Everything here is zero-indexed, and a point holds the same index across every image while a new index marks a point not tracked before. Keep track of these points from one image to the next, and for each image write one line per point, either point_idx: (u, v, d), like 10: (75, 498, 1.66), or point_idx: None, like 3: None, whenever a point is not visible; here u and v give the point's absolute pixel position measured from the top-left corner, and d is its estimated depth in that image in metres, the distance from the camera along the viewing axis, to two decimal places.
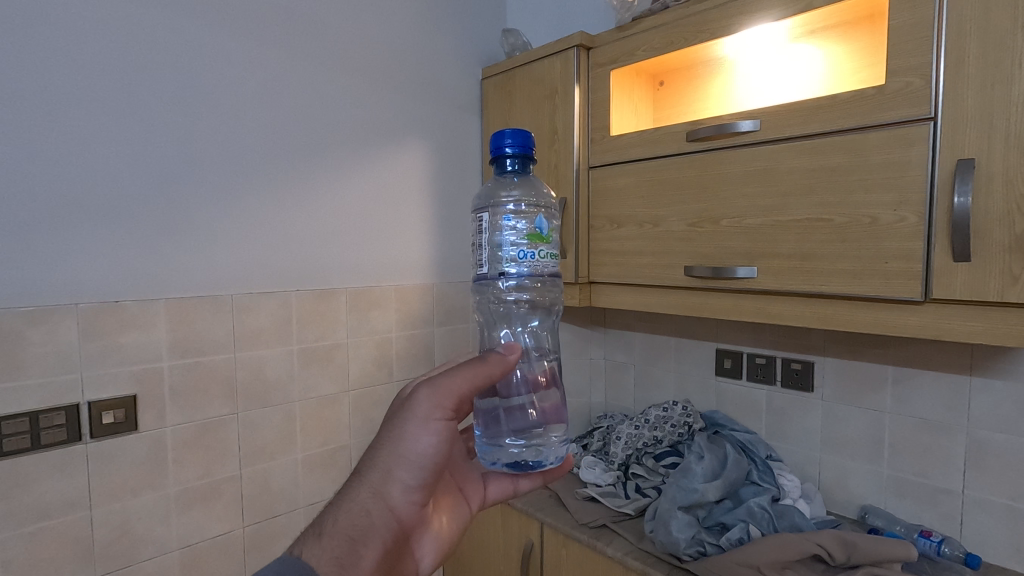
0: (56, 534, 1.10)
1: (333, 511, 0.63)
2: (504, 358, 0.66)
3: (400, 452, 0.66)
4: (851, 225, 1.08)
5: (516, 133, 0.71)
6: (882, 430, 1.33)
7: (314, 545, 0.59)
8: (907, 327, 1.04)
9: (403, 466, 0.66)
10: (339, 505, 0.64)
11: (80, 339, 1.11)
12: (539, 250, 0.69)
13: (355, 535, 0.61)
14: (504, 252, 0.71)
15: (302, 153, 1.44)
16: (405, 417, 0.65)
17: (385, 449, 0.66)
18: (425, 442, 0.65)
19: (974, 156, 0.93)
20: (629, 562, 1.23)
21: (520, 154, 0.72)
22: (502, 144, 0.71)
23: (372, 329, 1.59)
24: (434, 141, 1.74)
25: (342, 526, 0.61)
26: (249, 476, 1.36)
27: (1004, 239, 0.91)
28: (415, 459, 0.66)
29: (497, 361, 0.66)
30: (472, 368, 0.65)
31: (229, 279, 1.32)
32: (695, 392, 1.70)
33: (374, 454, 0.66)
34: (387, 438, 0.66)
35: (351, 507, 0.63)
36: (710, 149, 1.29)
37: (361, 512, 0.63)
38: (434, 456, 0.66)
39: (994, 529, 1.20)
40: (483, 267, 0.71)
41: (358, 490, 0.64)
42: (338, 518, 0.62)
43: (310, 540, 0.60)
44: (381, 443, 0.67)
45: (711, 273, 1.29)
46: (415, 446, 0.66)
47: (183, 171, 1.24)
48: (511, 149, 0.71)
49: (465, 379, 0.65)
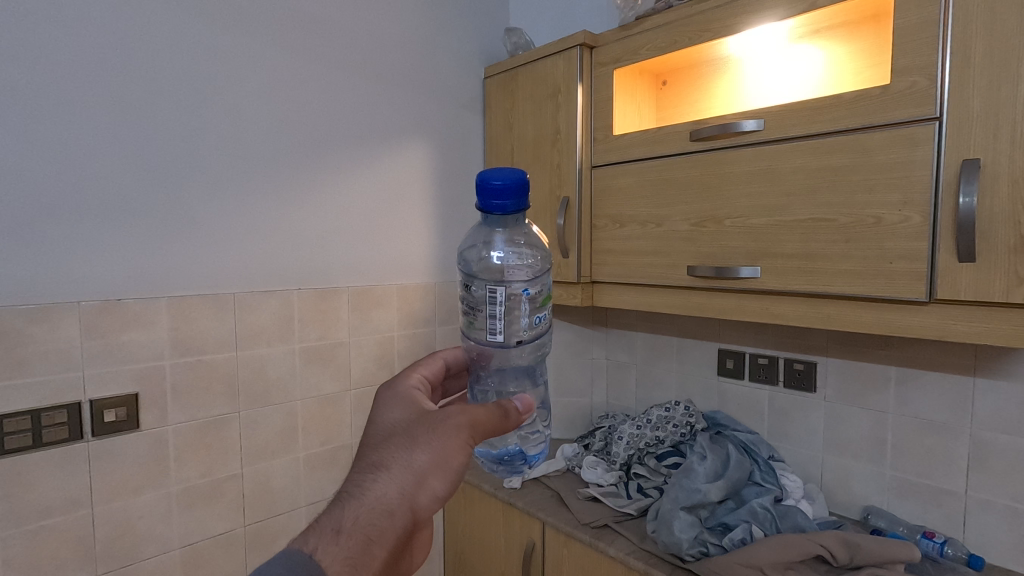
0: (57, 532, 1.10)
1: (351, 508, 0.58)
2: (522, 413, 0.68)
3: (435, 461, 0.62)
4: (855, 225, 1.08)
5: (507, 195, 0.69)
6: (884, 431, 1.33)
7: (332, 545, 0.54)
8: (911, 327, 1.03)
9: (435, 476, 0.62)
10: (362, 502, 0.58)
11: (82, 337, 1.11)
12: (548, 313, 0.73)
13: (379, 544, 0.57)
14: (522, 319, 0.70)
15: (304, 151, 1.43)
16: (444, 429, 0.63)
17: (419, 454, 0.62)
18: (458, 460, 0.64)
19: (979, 156, 0.93)
20: (631, 562, 1.22)
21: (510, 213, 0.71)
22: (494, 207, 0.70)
23: (373, 328, 1.58)
24: (436, 140, 1.73)
25: (367, 530, 0.57)
26: (250, 475, 1.36)
27: (1009, 239, 0.90)
28: (447, 471, 0.63)
29: (518, 415, 0.68)
30: (501, 411, 0.67)
31: (231, 278, 1.32)
32: (696, 392, 1.70)
33: (406, 455, 0.62)
34: (423, 444, 0.63)
35: (378, 510, 0.58)
36: (713, 149, 1.29)
37: (384, 516, 0.58)
38: (463, 472, 0.64)
39: (997, 530, 1.20)
40: (501, 335, 0.69)
41: (384, 489, 0.60)
42: (361, 518, 0.57)
43: (329, 541, 0.55)
44: (414, 445, 0.63)
45: (714, 272, 1.29)
46: (450, 461, 0.63)
47: (185, 169, 1.24)
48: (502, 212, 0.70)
49: (493, 420, 0.66)
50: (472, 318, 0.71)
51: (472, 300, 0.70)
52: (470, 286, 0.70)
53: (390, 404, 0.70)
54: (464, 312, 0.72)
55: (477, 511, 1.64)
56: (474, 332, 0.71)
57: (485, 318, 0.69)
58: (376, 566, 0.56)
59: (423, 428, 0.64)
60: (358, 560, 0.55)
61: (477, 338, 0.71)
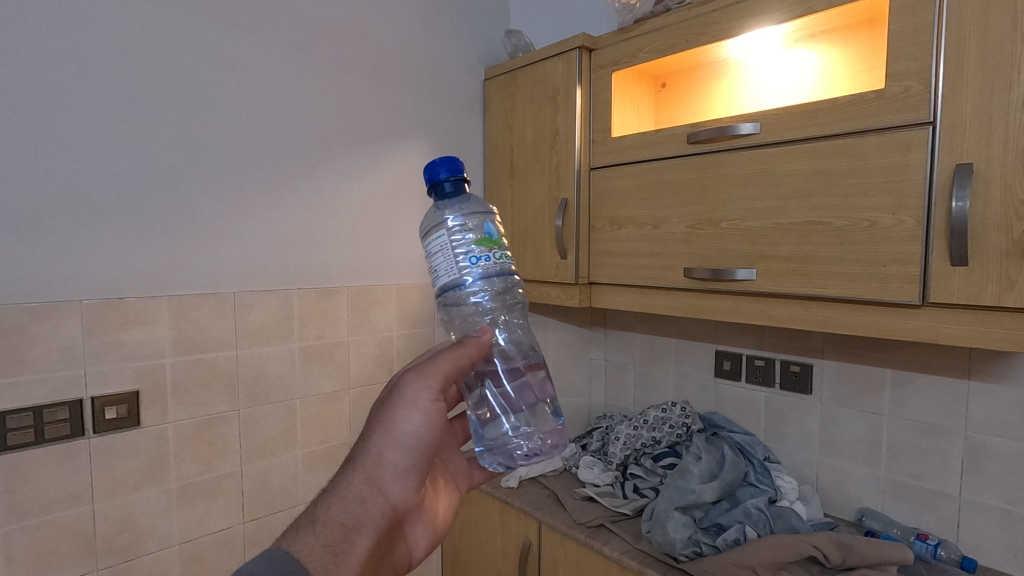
0: (57, 527, 1.11)
1: (326, 501, 0.63)
2: (480, 340, 0.72)
3: (392, 438, 0.67)
4: (849, 228, 1.09)
5: (444, 160, 0.74)
6: (879, 433, 1.34)
7: (306, 533, 0.59)
8: (904, 331, 1.04)
9: (393, 448, 0.67)
10: (333, 496, 0.64)
11: (83, 336, 1.13)
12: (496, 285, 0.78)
13: (355, 530, 0.62)
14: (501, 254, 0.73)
15: (304, 152, 1.45)
16: (390, 405, 0.68)
17: (376, 436, 0.67)
18: (418, 425, 0.68)
19: (973, 161, 0.94)
20: (626, 562, 1.23)
21: (453, 177, 0.74)
22: (436, 173, 0.73)
23: (372, 328, 1.60)
24: (435, 142, 1.75)
25: (338, 516, 0.62)
26: (250, 472, 1.38)
27: (1001, 243, 0.91)
28: (405, 440, 0.68)
29: (476, 344, 0.72)
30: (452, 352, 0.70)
31: (230, 278, 1.33)
32: (694, 393, 1.71)
33: (366, 443, 0.67)
34: (378, 426, 0.68)
35: (349, 498, 0.63)
36: (709, 151, 1.30)
37: (357, 503, 0.64)
38: (424, 438, 0.69)
39: (992, 533, 1.20)
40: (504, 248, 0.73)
41: (351, 479, 0.65)
42: (333, 508, 0.63)
43: (304, 533, 0.59)
44: (372, 430, 0.68)
45: (710, 275, 1.30)
46: (407, 429, 0.68)
47: (186, 170, 1.25)
48: (445, 174, 0.73)
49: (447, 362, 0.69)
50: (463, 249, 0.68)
51: (455, 237, 0.69)
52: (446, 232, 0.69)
53: None
54: (450, 255, 0.68)
55: (474, 510, 1.65)
56: (482, 251, 0.68)
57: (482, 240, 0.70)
58: (354, 545, 0.61)
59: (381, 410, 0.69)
60: (333, 544, 0.60)
61: (489, 255, 0.69)
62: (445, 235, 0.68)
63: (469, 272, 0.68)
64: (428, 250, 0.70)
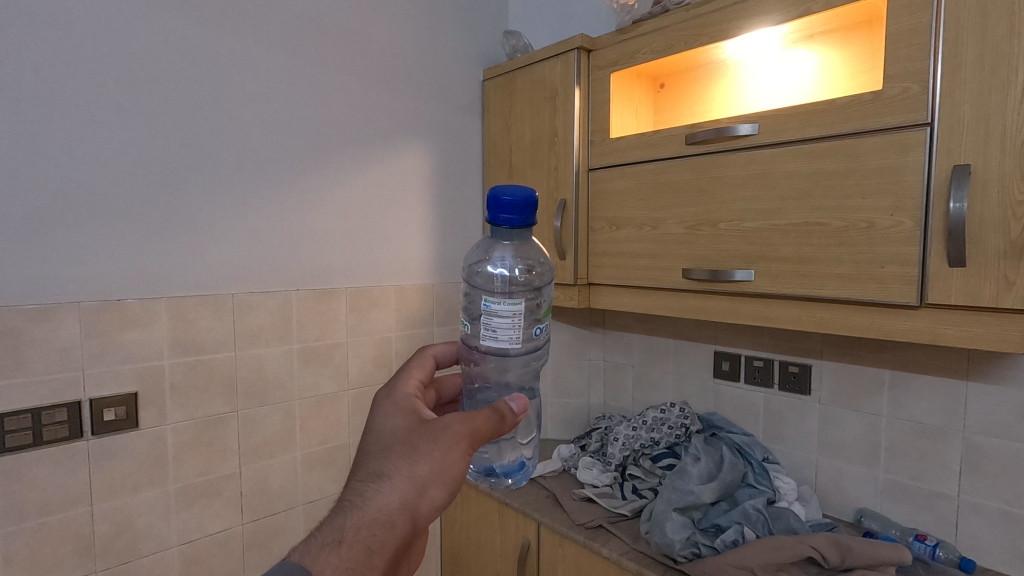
0: (57, 529, 1.11)
1: (355, 515, 0.59)
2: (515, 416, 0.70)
3: (437, 470, 0.63)
4: (847, 229, 1.09)
5: (512, 207, 0.72)
6: (878, 433, 1.34)
7: (334, 555, 0.56)
8: (902, 332, 1.04)
9: (437, 484, 0.63)
10: (364, 513, 0.59)
11: (82, 339, 1.13)
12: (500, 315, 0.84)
13: (379, 555, 0.58)
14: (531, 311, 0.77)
15: (304, 154, 1.45)
16: (443, 439, 0.64)
17: (420, 462, 0.63)
18: (461, 465, 0.65)
19: (970, 162, 0.94)
20: (625, 563, 1.23)
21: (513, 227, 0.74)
22: (497, 217, 0.72)
23: (371, 329, 1.60)
24: (434, 143, 1.75)
25: (368, 540, 0.58)
26: (249, 473, 1.38)
27: (999, 244, 0.91)
28: (449, 480, 0.64)
29: (512, 418, 0.70)
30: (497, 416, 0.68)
31: (228, 279, 1.33)
32: (692, 393, 1.71)
33: (409, 466, 0.63)
34: (424, 453, 0.63)
35: (380, 521, 0.59)
36: (708, 152, 1.30)
37: (386, 527, 0.59)
38: (463, 479, 0.66)
39: (990, 534, 1.20)
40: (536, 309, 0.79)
41: (385, 499, 0.60)
42: (363, 529, 0.58)
43: (331, 552, 0.56)
44: (417, 456, 0.63)
45: (709, 276, 1.30)
46: (452, 468, 0.64)
47: (184, 172, 1.25)
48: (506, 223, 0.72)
49: (494, 422, 0.67)
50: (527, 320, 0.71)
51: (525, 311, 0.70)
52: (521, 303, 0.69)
53: (390, 411, 0.70)
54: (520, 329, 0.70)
55: (473, 510, 1.65)
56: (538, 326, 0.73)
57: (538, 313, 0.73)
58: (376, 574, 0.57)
59: (427, 438, 0.64)
60: (358, 570, 0.56)
61: (541, 328, 0.76)
62: (520, 309, 0.69)
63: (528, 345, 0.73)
64: (494, 313, 0.68)
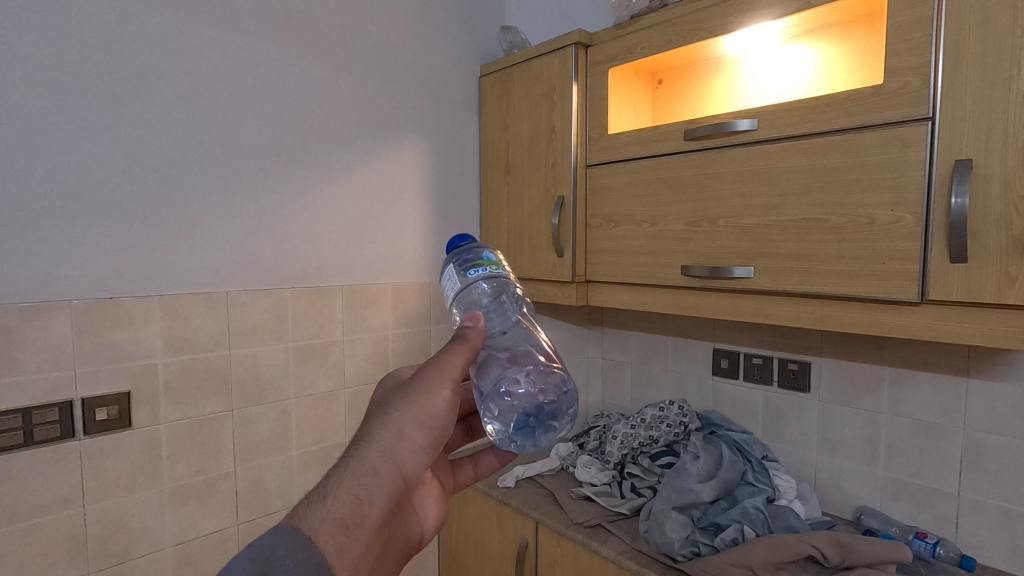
0: (49, 530, 1.10)
1: (337, 472, 0.60)
2: (474, 328, 0.69)
3: (411, 415, 0.64)
4: (848, 225, 1.08)
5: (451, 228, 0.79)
6: (877, 431, 1.33)
7: (319, 507, 0.56)
8: (902, 329, 1.04)
9: (412, 428, 0.64)
10: (347, 468, 0.60)
11: (74, 337, 1.11)
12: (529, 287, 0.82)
13: (366, 501, 0.59)
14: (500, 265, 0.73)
15: (298, 150, 1.43)
16: (410, 385, 0.66)
17: (397, 412, 0.64)
18: (438, 406, 0.66)
19: (971, 156, 0.93)
20: (623, 562, 1.22)
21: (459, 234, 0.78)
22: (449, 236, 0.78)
23: (368, 327, 1.59)
24: (431, 139, 1.73)
25: (355, 491, 0.59)
26: (244, 473, 1.36)
27: (1001, 240, 0.90)
28: (424, 422, 0.65)
29: (476, 335, 0.70)
30: (462, 346, 0.68)
31: (222, 277, 1.32)
32: (691, 391, 1.70)
33: (383, 419, 0.64)
34: (397, 403, 0.64)
35: (362, 471, 0.60)
36: (707, 147, 1.29)
37: (369, 477, 0.60)
38: (444, 421, 0.66)
39: (991, 532, 1.19)
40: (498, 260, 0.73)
41: (366, 452, 0.61)
42: (347, 481, 0.59)
43: (316, 506, 0.56)
44: (389, 407, 0.64)
45: (708, 272, 1.29)
46: (428, 410, 0.65)
47: (177, 168, 1.24)
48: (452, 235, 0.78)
49: (462, 356, 0.68)
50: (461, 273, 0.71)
51: (451, 271, 0.71)
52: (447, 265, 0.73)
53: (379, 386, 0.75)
54: (453, 282, 0.70)
55: (471, 510, 1.64)
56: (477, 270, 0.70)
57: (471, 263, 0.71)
58: (369, 523, 0.58)
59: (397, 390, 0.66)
60: (347, 518, 0.56)
61: (485, 268, 0.70)
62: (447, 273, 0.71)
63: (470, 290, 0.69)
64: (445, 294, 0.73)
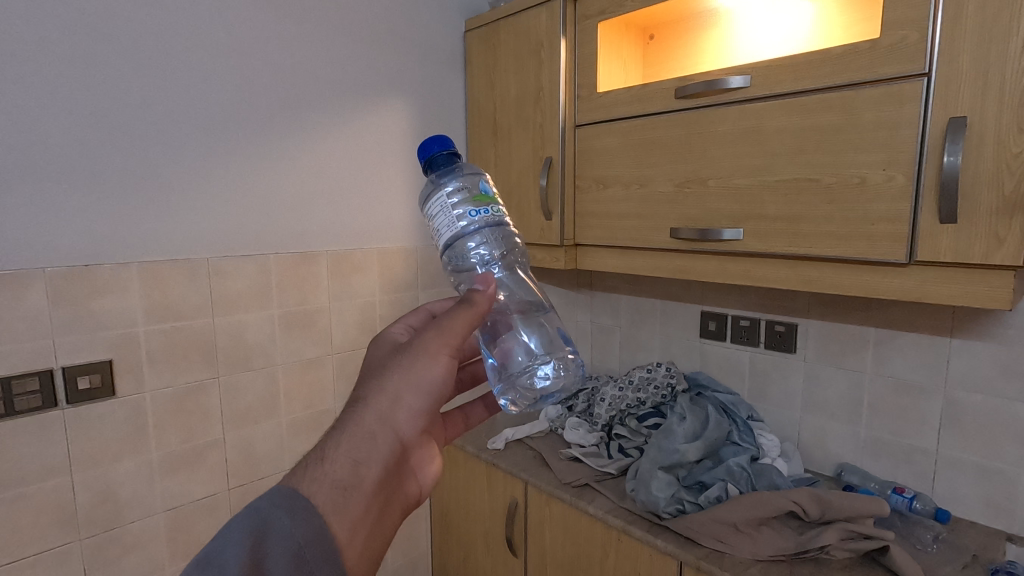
0: (37, 498, 1.10)
1: (335, 436, 0.57)
2: (485, 293, 0.69)
3: (410, 378, 0.62)
4: (839, 185, 1.06)
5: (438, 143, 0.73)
6: (861, 391, 1.35)
7: (318, 471, 0.53)
8: (888, 291, 1.04)
9: (410, 392, 0.61)
10: (343, 431, 0.57)
11: (49, 306, 1.08)
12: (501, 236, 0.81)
13: (365, 465, 0.55)
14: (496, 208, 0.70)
15: (277, 110, 1.38)
16: (410, 349, 0.63)
17: (394, 374, 0.61)
18: (437, 370, 0.63)
19: (967, 114, 0.91)
20: (610, 521, 1.24)
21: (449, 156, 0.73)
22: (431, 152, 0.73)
23: (354, 294, 1.57)
24: (416, 99, 1.67)
25: (353, 454, 0.55)
26: (233, 440, 1.36)
27: (992, 201, 0.90)
28: (424, 386, 0.62)
29: (484, 300, 0.69)
30: (467, 310, 0.67)
31: (202, 243, 1.28)
32: (679, 353, 1.71)
33: (380, 381, 0.61)
34: (395, 366, 0.62)
35: (359, 433, 0.57)
36: (698, 106, 1.26)
37: (368, 439, 0.57)
38: (442, 385, 0.64)
39: (966, 487, 1.22)
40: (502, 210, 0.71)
41: (363, 416, 0.59)
42: (344, 444, 0.56)
43: (314, 470, 0.53)
44: (387, 371, 0.62)
45: (697, 235, 1.27)
46: (427, 374, 0.62)
47: (148, 129, 1.19)
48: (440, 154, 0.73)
49: (464, 322, 0.66)
50: (457, 203, 0.67)
51: (450, 195, 0.67)
52: (441, 191, 0.67)
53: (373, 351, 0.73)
54: (450, 213, 0.66)
55: (461, 471, 1.66)
56: (477, 205, 0.67)
57: (472, 199, 0.67)
58: (369, 484, 0.55)
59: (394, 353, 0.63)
60: (346, 481, 0.53)
61: (486, 209, 0.68)
62: (442, 196, 0.67)
63: (465, 223, 0.66)
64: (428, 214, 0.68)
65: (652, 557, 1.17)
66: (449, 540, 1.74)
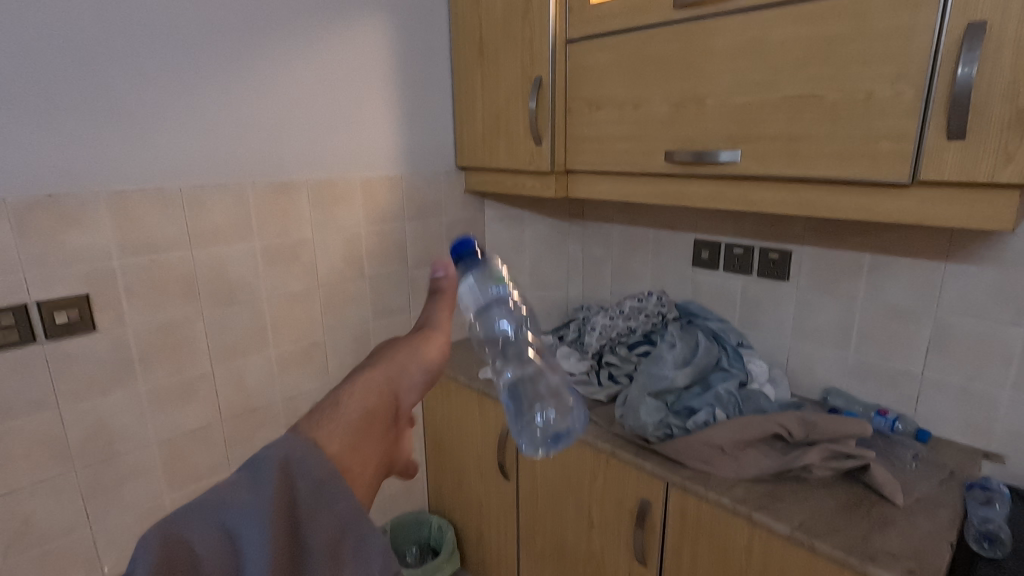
0: (27, 430, 1.10)
1: (341, 394, 0.48)
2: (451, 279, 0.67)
3: (416, 352, 0.56)
4: (844, 101, 1.00)
5: None
6: (852, 317, 1.35)
7: (329, 422, 0.44)
8: (887, 213, 1.01)
9: (419, 362, 0.55)
10: (354, 388, 0.49)
11: (16, 238, 1.04)
12: None
13: (379, 423, 0.47)
14: None
15: (243, 25, 1.27)
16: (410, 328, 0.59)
17: (400, 346, 0.55)
18: (439, 349, 0.58)
19: (986, 19, 0.84)
20: (599, 445, 1.27)
21: None
22: None
23: (338, 226, 1.51)
24: (396, 13, 1.55)
25: (367, 411, 0.47)
26: (222, 373, 1.35)
27: (1003, 114, 0.85)
28: (430, 363, 0.57)
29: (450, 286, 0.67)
30: (449, 302, 0.65)
31: (173, 171, 1.22)
32: (672, 283, 1.69)
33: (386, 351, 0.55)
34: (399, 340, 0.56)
35: (372, 393, 0.49)
36: (697, 17, 1.17)
37: (380, 399, 0.49)
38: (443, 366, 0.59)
39: (949, 408, 1.24)
40: None
41: (372, 377, 0.51)
42: (356, 400, 0.48)
43: (325, 419, 0.44)
44: (390, 344, 0.56)
45: (692, 158, 1.22)
46: (432, 351, 0.57)
47: (102, 47, 1.10)
48: None
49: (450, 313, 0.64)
50: None
51: None
52: None
53: None
54: None
55: (454, 401, 1.68)
56: None
57: None
58: (382, 446, 0.46)
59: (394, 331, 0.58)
60: (362, 436, 0.45)
61: None
62: None
63: None
64: None
65: (638, 478, 1.20)
66: (443, 465, 1.79)
